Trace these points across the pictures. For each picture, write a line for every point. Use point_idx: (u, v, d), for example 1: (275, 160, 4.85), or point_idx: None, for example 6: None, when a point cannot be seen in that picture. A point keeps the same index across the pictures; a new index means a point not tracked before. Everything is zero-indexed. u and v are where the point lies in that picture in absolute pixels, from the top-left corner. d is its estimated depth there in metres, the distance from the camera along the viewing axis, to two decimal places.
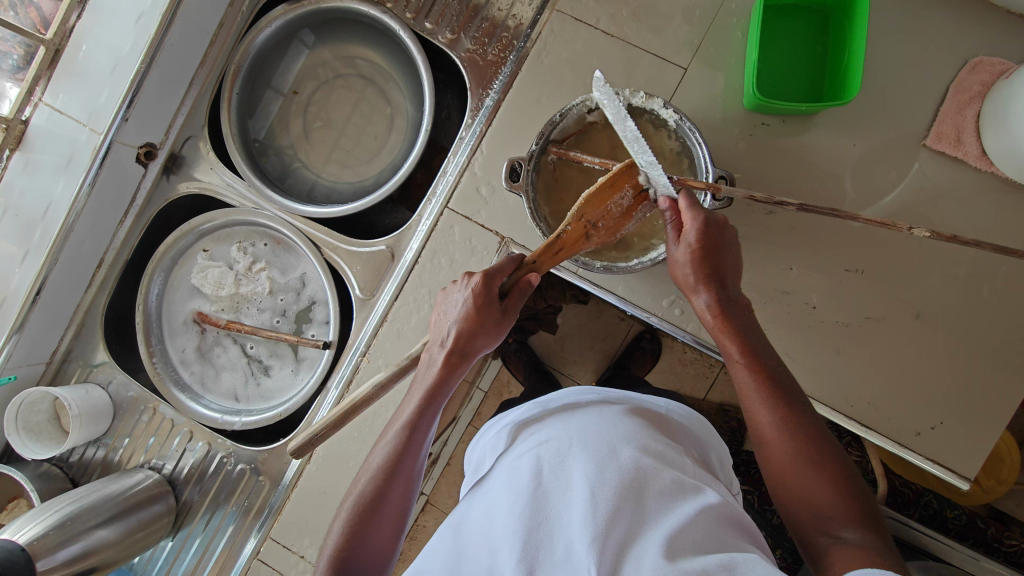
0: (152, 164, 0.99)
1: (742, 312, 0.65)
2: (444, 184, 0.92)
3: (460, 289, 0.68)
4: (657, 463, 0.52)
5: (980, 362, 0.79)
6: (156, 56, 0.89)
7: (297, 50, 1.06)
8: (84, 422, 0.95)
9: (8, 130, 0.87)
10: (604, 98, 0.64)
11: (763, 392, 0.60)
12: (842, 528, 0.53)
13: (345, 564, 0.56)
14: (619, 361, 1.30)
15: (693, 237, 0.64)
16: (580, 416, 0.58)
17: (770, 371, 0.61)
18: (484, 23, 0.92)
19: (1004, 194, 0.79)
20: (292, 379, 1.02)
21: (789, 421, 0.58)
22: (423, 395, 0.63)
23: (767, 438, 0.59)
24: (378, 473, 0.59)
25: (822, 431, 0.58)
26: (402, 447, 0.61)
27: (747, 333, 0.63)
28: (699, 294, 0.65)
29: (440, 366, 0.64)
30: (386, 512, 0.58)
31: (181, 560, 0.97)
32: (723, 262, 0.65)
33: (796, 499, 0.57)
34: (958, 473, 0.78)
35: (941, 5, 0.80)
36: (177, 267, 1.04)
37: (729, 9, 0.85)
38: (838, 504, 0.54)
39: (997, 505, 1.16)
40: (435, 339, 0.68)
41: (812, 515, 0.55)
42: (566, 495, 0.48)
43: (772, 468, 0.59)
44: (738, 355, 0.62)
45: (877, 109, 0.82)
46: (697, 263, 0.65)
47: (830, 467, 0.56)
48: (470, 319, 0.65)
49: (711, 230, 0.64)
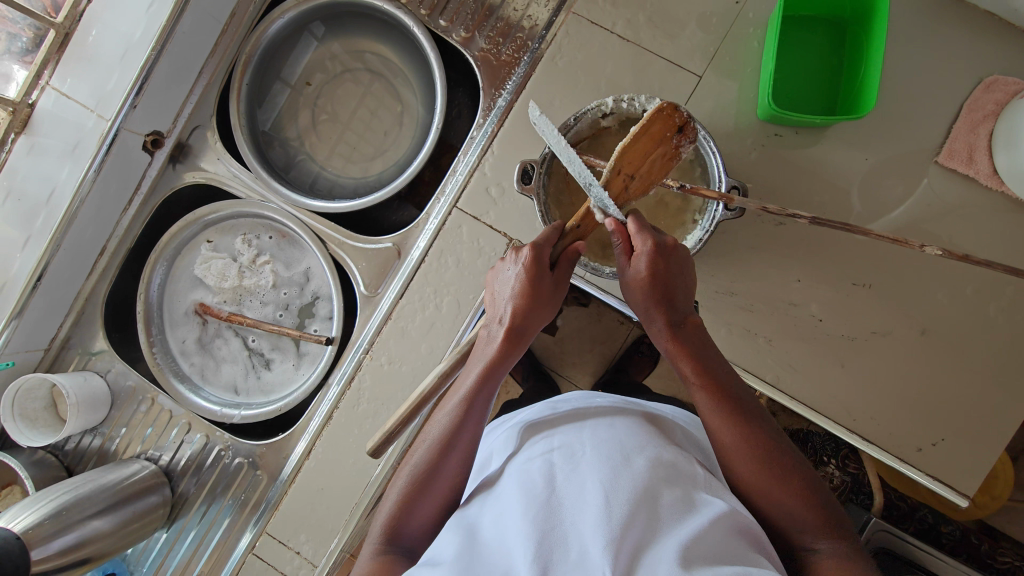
0: (158, 152, 0.98)
1: (695, 331, 0.63)
2: (453, 183, 0.92)
3: (511, 266, 0.68)
4: (670, 472, 0.52)
5: (983, 381, 0.79)
6: (167, 44, 0.88)
7: (307, 43, 1.05)
8: (82, 410, 0.94)
9: (14, 113, 0.86)
10: (538, 126, 0.65)
11: (723, 415, 0.58)
12: (815, 539, 0.53)
13: (398, 536, 0.57)
14: (617, 365, 1.30)
15: (645, 259, 0.63)
16: (593, 424, 0.58)
17: (727, 392, 0.59)
18: (499, 23, 0.92)
19: (1013, 214, 0.79)
20: (293, 373, 1.01)
21: (750, 439, 0.56)
22: (482, 371, 0.63)
23: (732, 461, 0.57)
24: (433, 448, 0.59)
25: (779, 441, 0.57)
26: (457, 420, 0.60)
27: (700, 351, 0.62)
28: (655, 319, 0.64)
29: (499, 343, 0.64)
30: (439, 487, 0.59)
31: (175, 552, 0.96)
32: (673, 286, 0.64)
33: (766, 514, 0.56)
34: (958, 490, 0.78)
35: (957, 23, 0.81)
36: (181, 257, 1.03)
37: (746, 18, 0.84)
38: (808, 514, 0.54)
39: (988, 520, 1.17)
40: (491, 318, 0.67)
41: (784, 527, 0.55)
42: (579, 499, 0.48)
43: (739, 491, 0.57)
44: (696, 379, 0.61)
45: (890, 123, 0.82)
46: (651, 289, 0.64)
47: (797, 481, 0.55)
48: (527, 293, 0.65)
49: (660, 258, 0.64)
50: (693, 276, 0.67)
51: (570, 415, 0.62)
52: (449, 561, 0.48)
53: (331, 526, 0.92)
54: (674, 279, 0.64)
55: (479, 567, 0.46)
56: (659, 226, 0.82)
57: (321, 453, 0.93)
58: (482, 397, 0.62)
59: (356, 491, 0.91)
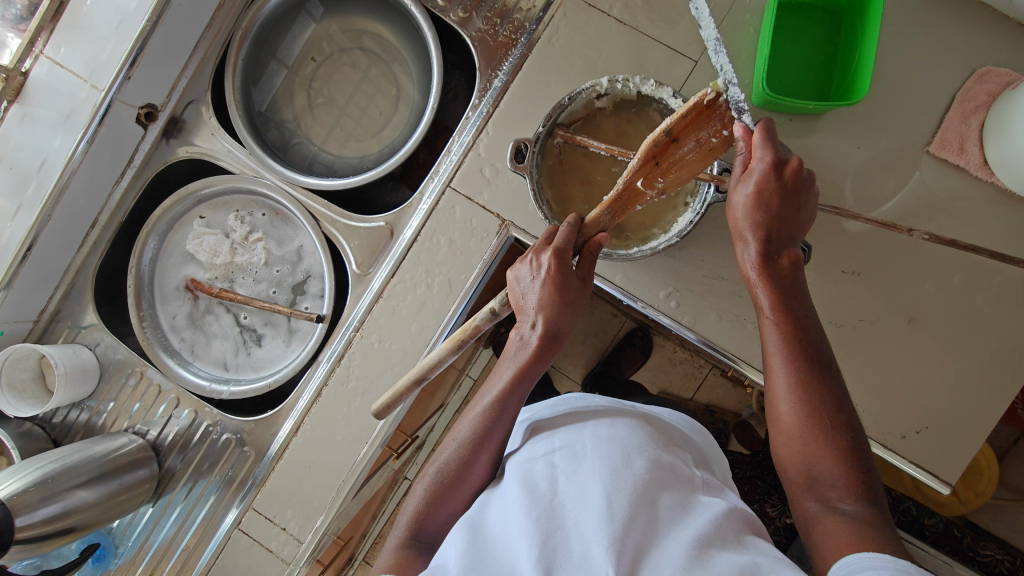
0: (152, 126, 0.97)
1: (788, 266, 0.61)
2: (447, 163, 0.91)
3: (530, 272, 0.67)
4: (669, 474, 0.52)
5: (969, 370, 0.80)
6: (163, 15, 0.87)
7: (304, 22, 1.04)
8: (70, 382, 0.93)
9: (8, 80, 0.86)
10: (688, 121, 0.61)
11: (791, 354, 0.58)
12: (841, 499, 0.52)
13: (421, 531, 0.59)
14: (609, 356, 1.31)
15: (757, 179, 0.61)
16: (592, 423, 0.58)
17: (802, 335, 0.58)
18: (497, 4, 0.92)
19: (1002, 204, 0.80)
20: (283, 350, 1.01)
21: (808, 383, 0.56)
22: (515, 375, 0.63)
23: (781, 401, 0.57)
24: (463, 447, 0.60)
25: (842, 399, 0.56)
26: (489, 422, 0.61)
27: (787, 289, 0.61)
28: (747, 243, 0.62)
29: (532, 351, 0.64)
30: (466, 484, 0.60)
31: (161, 527, 0.96)
32: (783, 208, 0.61)
33: (793, 464, 0.56)
34: (939, 477, 0.79)
35: (952, 14, 0.81)
36: (173, 232, 1.03)
37: (744, 4, 0.84)
38: (842, 474, 0.53)
39: (970, 516, 1.18)
40: (522, 322, 0.67)
41: (811, 485, 0.54)
42: (580, 501, 0.48)
43: (780, 437, 0.58)
44: (770, 310, 0.60)
45: (883, 112, 0.82)
46: (761, 205, 0.61)
47: (841, 439, 0.54)
48: (556, 301, 0.65)
49: (781, 173, 0.60)
50: (813, 211, 0.64)
51: (572, 414, 0.61)
52: (454, 562, 0.48)
53: (318, 503, 0.92)
54: (785, 209, 0.61)
55: (484, 567, 0.46)
56: (651, 208, 0.82)
57: (309, 430, 0.93)
58: (514, 401, 0.63)
59: (343, 468, 0.91)
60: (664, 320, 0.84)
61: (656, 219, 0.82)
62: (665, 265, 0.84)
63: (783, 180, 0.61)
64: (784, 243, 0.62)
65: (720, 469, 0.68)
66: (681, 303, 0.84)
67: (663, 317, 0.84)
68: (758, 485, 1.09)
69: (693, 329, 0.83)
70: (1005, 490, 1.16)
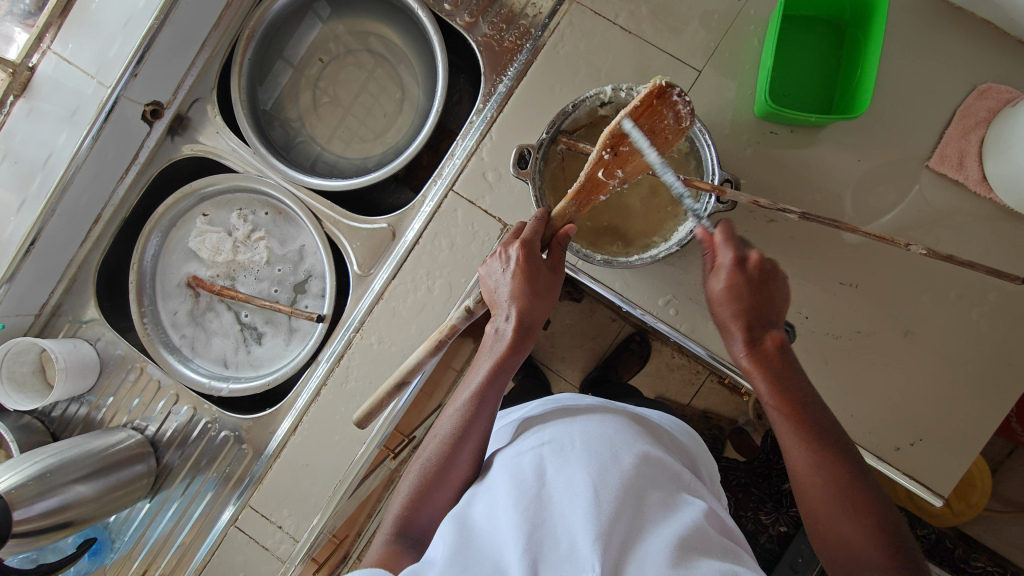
0: (157, 123, 0.98)
1: (774, 351, 0.61)
2: (451, 166, 0.92)
3: (501, 266, 0.69)
4: (655, 471, 0.53)
5: (964, 383, 0.81)
6: (170, 15, 0.88)
7: (310, 23, 1.05)
8: (70, 376, 0.94)
9: (14, 75, 0.86)
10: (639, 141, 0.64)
11: (802, 435, 0.58)
12: (877, 572, 0.53)
13: (407, 527, 0.59)
14: (607, 361, 1.31)
15: (727, 276, 0.63)
16: (582, 419, 0.58)
17: (808, 416, 0.58)
18: (503, 10, 0.92)
19: (999, 220, 0.81)
20: (283, 349, 1.02)
21: (824, 461, 0.56)
22: (491, 366, 0.64)
23: (803, 478, 0.58)
24: (447, 440, 0.61)
25: (859, 471, 0.57)
26: (470, 413, 0.62)
27: (783, 372, 0.60)
28: (732, 336, 0.63)
29: (507, 340, 0.65)
30: (451, 478, 0.60)
31: (157, 523, 0.97)
32: (757, 300, 0.62)
33: (827, 537, 0.57)
34: (932, 489, 0.80)
35: (953, 31, 0.82)
36: (176, 229, 1.03)
37: (748, 16, 0.85)
38: (874, 548, 0.54)
39: (963, 528, 1.19)
40: (496, 316, 0.68)
41: (847, 557, 0.55)
42: (567, 491, 0.48)
43: (808, 510, 0.58)
44: (773, 399, 0.60)
45: (884, 126, 0.83)
46: (732, 300, 0.62)
47: (867, 513, 0.55)
48: (528, 290, 0.66)
49: (744, 271, 0.63)
50: (786, 296, 0.65)
51: (560, 412, 0.62)
52: (443, 555, 0.47)
53: (314, 502, 0.92)
54: (757, 301, 0.62)
55: (471, 559, 0.46)
56: (653, 216, 0.82)
57: (307, 429, 0.93)
58: (493, 391, 0.63)
59: (340, 468, 0.92)
60: (661, 327, 0.85)
61: (656, 227, 0.83)
62: (664, 274, 0.85)
63: (749, 274, 0.63)
64: (766, 327, 0.62)
65: (707, 472, 0.68)
66: (679, 310, 0.84)
67: (661, 324, 0.84)
68: (753, 492, 1.09)
69: (690, 337, 0.84)
70: (999, 502, 1.17)
